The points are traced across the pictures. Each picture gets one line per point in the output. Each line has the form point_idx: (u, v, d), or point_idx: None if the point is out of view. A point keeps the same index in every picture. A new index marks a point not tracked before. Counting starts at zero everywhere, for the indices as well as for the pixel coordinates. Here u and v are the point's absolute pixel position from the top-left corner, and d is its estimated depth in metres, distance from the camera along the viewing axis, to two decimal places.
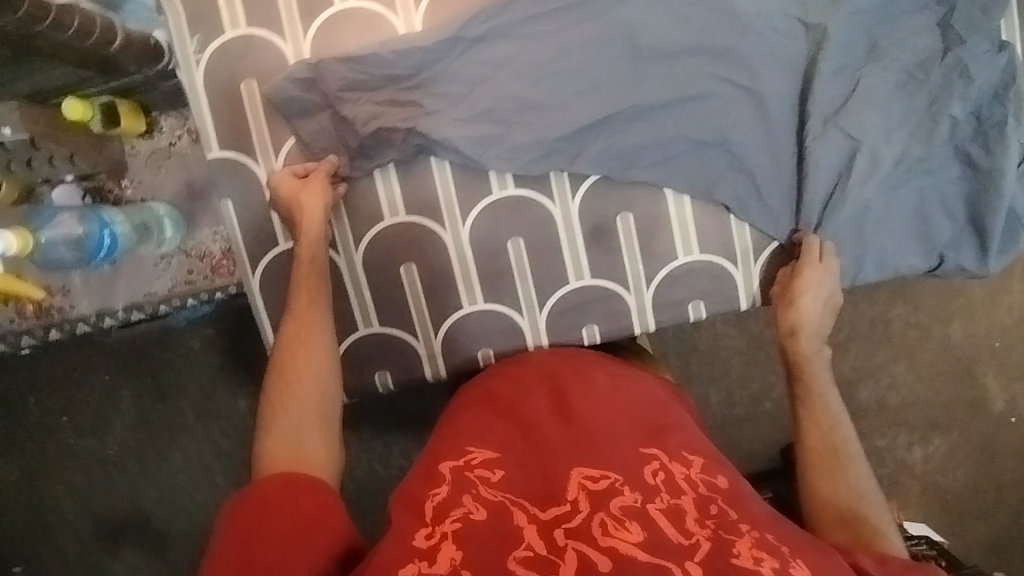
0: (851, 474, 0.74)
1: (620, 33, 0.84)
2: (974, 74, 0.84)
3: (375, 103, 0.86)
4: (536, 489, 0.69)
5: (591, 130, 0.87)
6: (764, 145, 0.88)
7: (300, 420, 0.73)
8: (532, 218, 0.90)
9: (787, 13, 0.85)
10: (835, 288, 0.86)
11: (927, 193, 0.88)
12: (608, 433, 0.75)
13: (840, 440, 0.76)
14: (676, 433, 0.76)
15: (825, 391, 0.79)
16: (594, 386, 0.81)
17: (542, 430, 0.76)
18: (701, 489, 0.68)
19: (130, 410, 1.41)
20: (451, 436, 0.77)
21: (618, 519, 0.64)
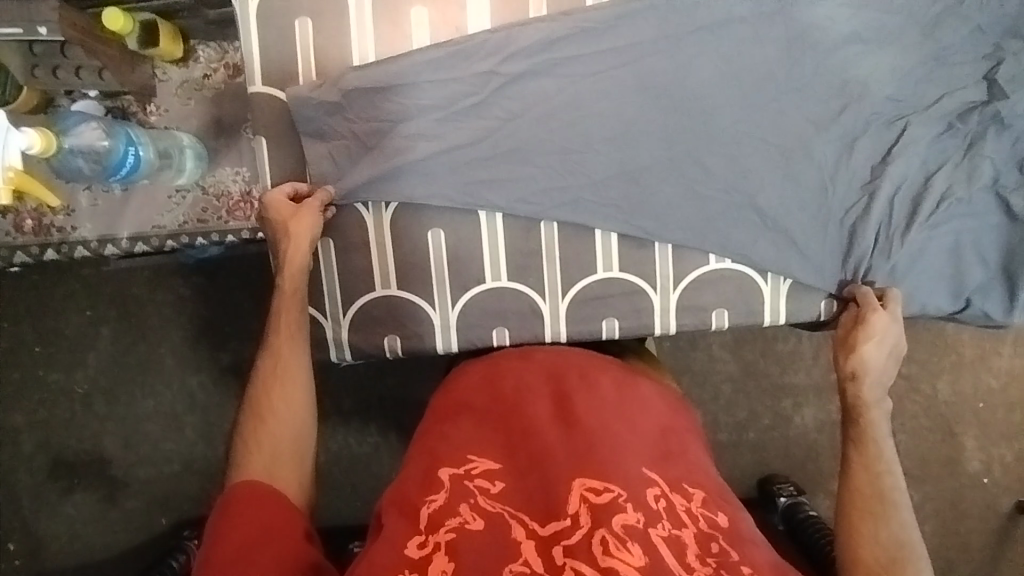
0: (894, 527, 0.70)
1: (684, 34, 0.84)
2: (1010, 126, 0.85)
3: (427, 61, 0.84)
4: (534, 500, 0.64)
5: (646, 128, 0.86)
6: (816, 167, 0.87)
7: (268, 457, 0.72)
8: (570, 199, 0.87)
9: (850, 40, 0.85)
10: (901, 336, 0.82)
11: (964, 237, 0.87)
12: (614, 443, 0.69)
13: (889, 488, 0.72)
14: (682, 458, 0.71)
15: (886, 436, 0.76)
16: (601, 394, 0.75)
17: (544, 431, 0.71)
18: (702, 524, 0.64)
19: (106, 346, 1.36)
20: (451, 437, 0.71)
21: (619, 538, 0.60)
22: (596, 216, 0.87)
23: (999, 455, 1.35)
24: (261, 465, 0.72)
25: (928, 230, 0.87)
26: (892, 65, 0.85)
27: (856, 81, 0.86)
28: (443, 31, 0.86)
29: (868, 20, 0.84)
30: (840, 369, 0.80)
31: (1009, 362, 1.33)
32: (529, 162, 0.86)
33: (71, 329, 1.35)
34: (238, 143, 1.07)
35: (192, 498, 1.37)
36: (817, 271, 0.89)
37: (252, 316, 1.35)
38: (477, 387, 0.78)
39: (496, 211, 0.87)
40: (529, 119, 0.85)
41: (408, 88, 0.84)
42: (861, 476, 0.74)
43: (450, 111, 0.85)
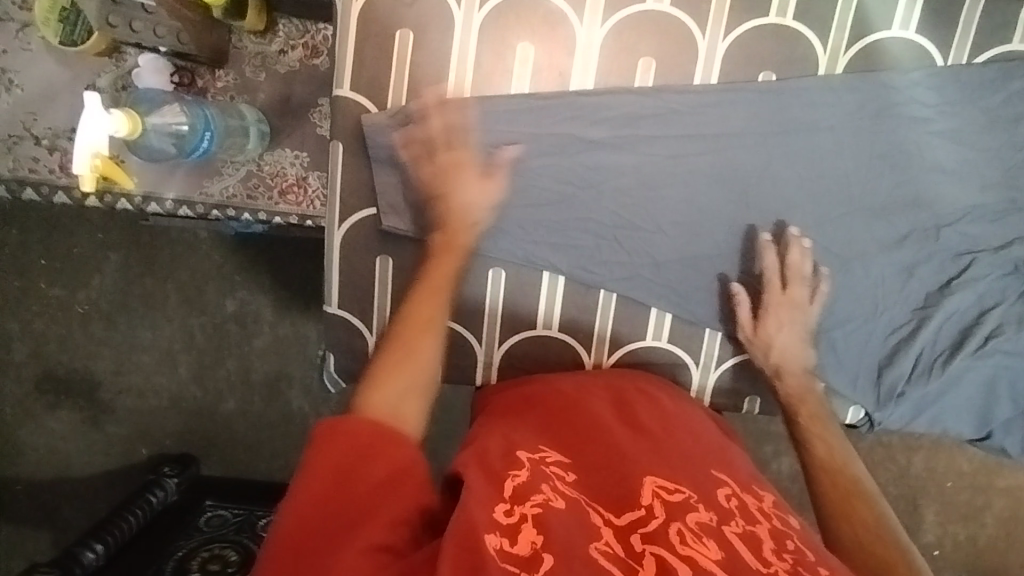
0: (878, 512, 0.66)
1: (772, 131, 0.85)
2: None
3: (515, 114, 0.84)
4: (609, 492, 0.60)
5: (719, 216, 0.87)
6: (876, 283, 0.89)
7: (402, 389, 0.61)
8: (632, 272, 0.88)
9: (941, 166, 0.86)
10: (813, 314, 0.84)
11: (1002, 373, 0.89)
12: (684, 453, 0.68)
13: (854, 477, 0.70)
14: (754, 481, 0.68)
15: (826, 422, 0.77)
16: (665, 410, 0.75)
17: (611, 432, 0.69)
18: (774, 522, 0.60)
19: (115, 273, 1.31)
20: (524, 429, 0.69)
21: (696, 531, 0.55)
22: (651, 294, 0.89)
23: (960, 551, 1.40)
24: (387, 396, 0.60)
25: (972, 362, 0.89)
26: (973, 200, 0.87)
27: (934, 209, 0.87)
28: (546, 80, 0.84)
29: (956, 152, 0.86)
30: (765, 365, 0.84)
31: None
32: (597, 231, 0.87)
33: (80, 248, 1.31)
34: (304, 127, 1.04)
35: (174, 435, 1.36)
36: (852, 380, 0.91)
37: (270, 274, 1.30)
38: (535, 396, 0.77)
39: (558, 274, 0.88)
40: (606, 185, 0.86)
41: (493, 138, 0.85)
42: (827, 475, 0.70)
43: (525, 166, 0.86)
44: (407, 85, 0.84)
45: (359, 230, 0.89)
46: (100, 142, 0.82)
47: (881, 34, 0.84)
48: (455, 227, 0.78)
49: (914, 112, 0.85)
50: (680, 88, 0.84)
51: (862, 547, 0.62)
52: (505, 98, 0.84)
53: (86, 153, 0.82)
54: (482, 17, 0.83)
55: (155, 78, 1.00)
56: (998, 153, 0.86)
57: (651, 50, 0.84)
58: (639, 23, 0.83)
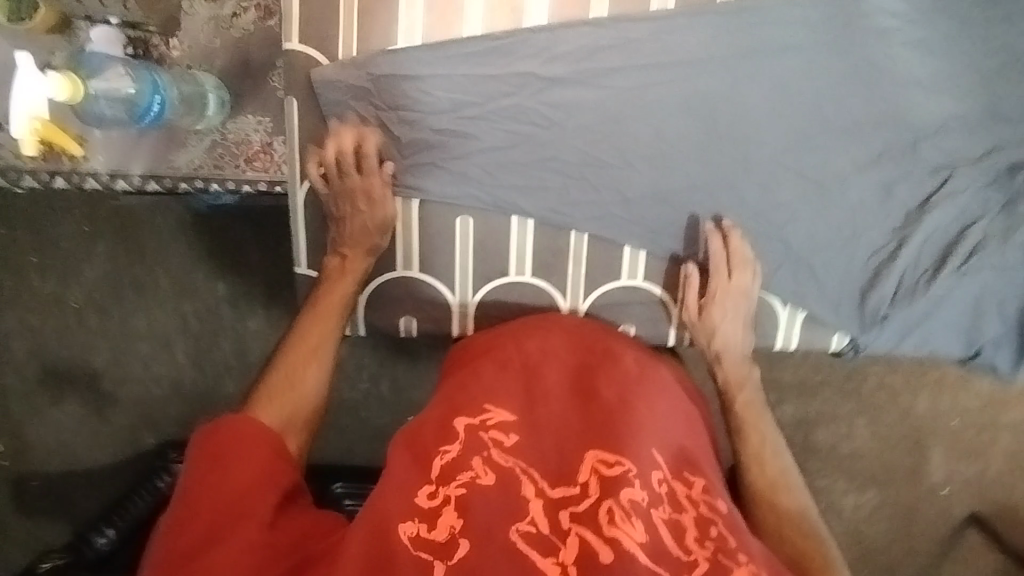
0: (798, 502, 0.76)
1: (736, 53, 0.82)
2: None
3: (469, 55, 0.82)
4: (546, 464, 0.64)
5: (688, 148, 0.85)
6: (854, 205, 0.86)
7: (285, 416, 0.71)
8: (603, 211, 0.87)
9: (912, 79, 0.83)
10: (750, 308, 0.86)
11: (990, 289, 0.87)
12: (635, 414, 0.68)
13: (779, 471, 0.78)
14: (700, 449, 0.71)
15: (758, 412, 0.83)
16: (623, 368, 0.73)
17: (557, 397, 0.70)
18: (702, 508, 0.63)
19: (99, 261, 1.30)
20: (474, 386, 0.70)
21: (626, 511, 0.60)
22: (625, 232, 0.87)
23: None
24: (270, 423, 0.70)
25: (957, 280, 0.87)
26: (948, 111, 0.84)
27: (908, 123, 0.84)
28: (501, 18, 0.82)
29: (927, 63, 0.83)
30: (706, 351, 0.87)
31: None
32: (564, 172, 0.86)
33: (68, 240, 1.29)
34: (263, 91, 1.02)
35: (177, 420, 1.33)
36: (834, 308, 0.90)
37: (253, 251, 1.29)
38: (499, 342, 0.76)
39: (527, 218, 0.87)
40: (571, 123, 0.84)
41: (450, 82, 0.83)
42: (759, 468, 0.78)
43: (484, 109, 0.84)
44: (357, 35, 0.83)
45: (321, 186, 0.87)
46: (40, 104, 0.91)
47: None
48: (347, 251, 0.84)
49: (882, 24, 0.82)
50: (638, 17, 0.82)
51: (780, 534, 0.73)
52: (457, 40, 0.82)
53: (25, 116, 0.92)
54: None
55: (109, 49, 0.98)
56: (971, 58, 0.83)
57: None
58: None
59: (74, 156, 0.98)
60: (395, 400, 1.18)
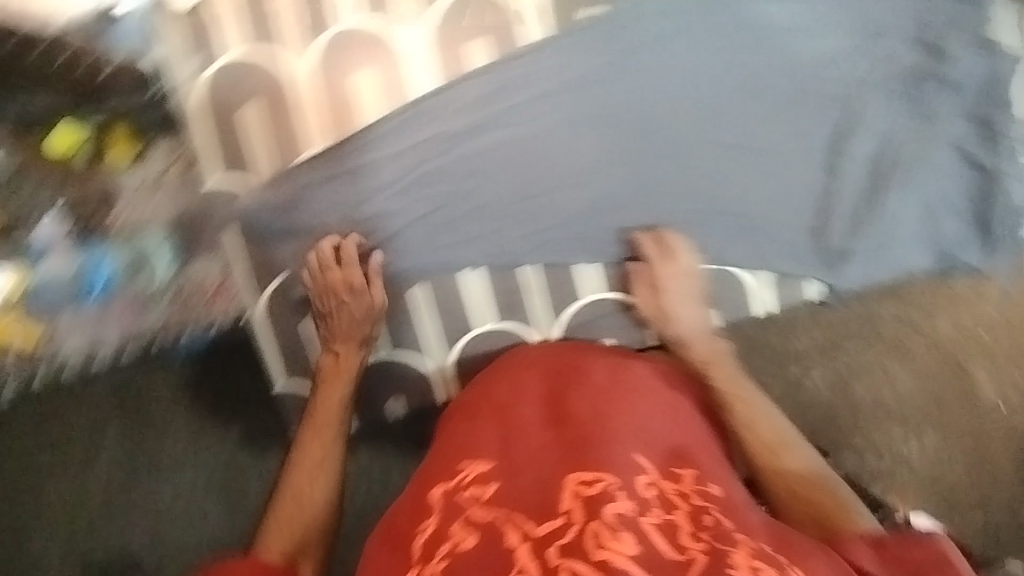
0: (803, 456, 0.76)
1: (620, 57, 0.85)
2: (960, 81, 0.87)
3: (374, 140, 0.86)
4: (528, 500, 0.63)
5: (608, 157, 0.87)
6: (781, 159, 0.88)
7: (296, 533, 0.75)
8: (544, 240, 0.89)
9: (792, 28, 0.85)
10: (700, 282, 0.87)
11: (937, 195, 0.89)
12: (606, 429, 0.69)
13: (775, 430, 0.77)
14: (685, 443, 0.71)
15: (739, 379, 0.81)
16: (594, 382, 0.75)
17: (533, 432, 0.71)
18: (694, 499, 0.64)
19: (46, 464, 1.10)
20: (450, 454, 0.72)
21: (612, 528, 0.59)
22: (574, 252, 0.89)
23: None
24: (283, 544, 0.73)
25: (902, 197, 0.88)
26: (836, 46, 0.86)
27: (802, 69, 0.86)
28: (392, 96, 0.86)
29: (801, 8, 0.85)
30: (669, 338, 0.86)
31: None
32: (499, 217, 0.88)
33: None
34: (207, 238, 0.98)
35: None
36: (798, 259, 0.91)
37: None
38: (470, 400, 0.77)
39: (478, 268, 0.90)
40: (491, 170, 0.87)
41: (368, 170, 0.87)
42: (750, 431, 0.77)
43: (405, 183, 0.87)
44: (267, 154, 0.88)
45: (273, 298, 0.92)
46: None
47: None
48: (340, 347, 0.87)
49: None
50: (515, 56, 0.85)
51: (795, 498, 0.72)
52: (364, 130, 0.86)
53: None
54: (308, 65, 0.86)
55: (54, 234, 0.97)
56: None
57: (482, 30, 0.85)
58: (459, 12, 0.85)
59: (36, 339, 1.01)
60: None
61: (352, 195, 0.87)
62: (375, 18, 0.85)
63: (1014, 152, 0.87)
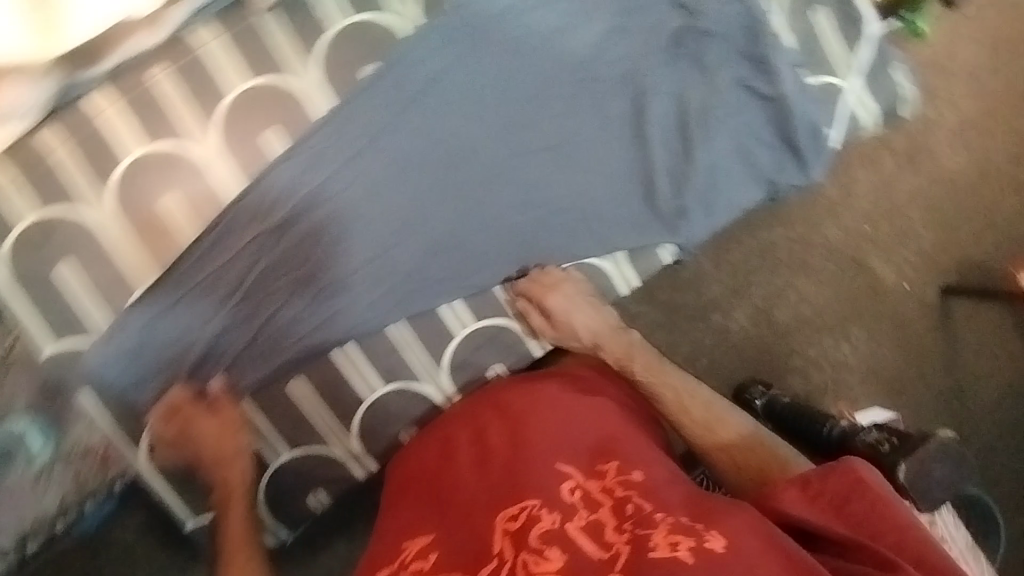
0: (737, 423, 0.80)
1: (408, 100, 0.88)
2: (713, 30, 0.91)
3: (200, 254, 0.85)
4: (466, 552, 0.68)
5: (430, 196, 0.89)
6: (589, 147, 0.92)
7: None
8: (399, 295, 0.90)
9: (553, 28, 0.89)
10: (582, 289, 0.92)
11: (741, 132, 0.95)
12: (527, 452, 0.74)
13: (706, 406, 0.82)
14: (604, 438, 0.75)
15: (660, 366, 0.86)
16: (509, 412, 0.79)
17: (464, 480, 0.75)
18: (616, 491, 0.68)
19: None
20: (395, 527, 0.76)
21: (539, 553, 0.64)
22: (435, 294, 0.91)
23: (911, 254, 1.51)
24: None
25: (710, 148, 0.93)
26: (600, 32, 0.90)
27: (575, 61, 0.90)
28: (204, 208, 0.85)
29: (556, 9, 0.89)
30: (583, 344, 0.91)
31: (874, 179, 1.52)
32: (350, 287, 0.89)
33: None
34: (74, 402, 0.87)
35: None
36: (642, 232, 0.94)
37: None
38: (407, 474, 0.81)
39: (346, 342, 0.90)
40: (325, 245, 0.88)
41: (205, 285, 0.86)
42: (685, 415, 0.82)
43: (246, 284, 0.87)
44: (96, 305, 0.84)
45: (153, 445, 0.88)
46: None
47: None
48: (222, 468, 0.86)
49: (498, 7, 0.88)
50: (309, 131, 0.86)
51: (738, 465, 0.78)
52: (186, 249, 0.85)
53: None
54: (109, 205, 0.83)
55: None
56: None
57: (271, 118, 0.85)
58: (241, 107, 0.85)
59: None
60: None
61: (198, 313, 0.86)
62: (162, 140, 0.83)
63: (790, 77, 0.94)
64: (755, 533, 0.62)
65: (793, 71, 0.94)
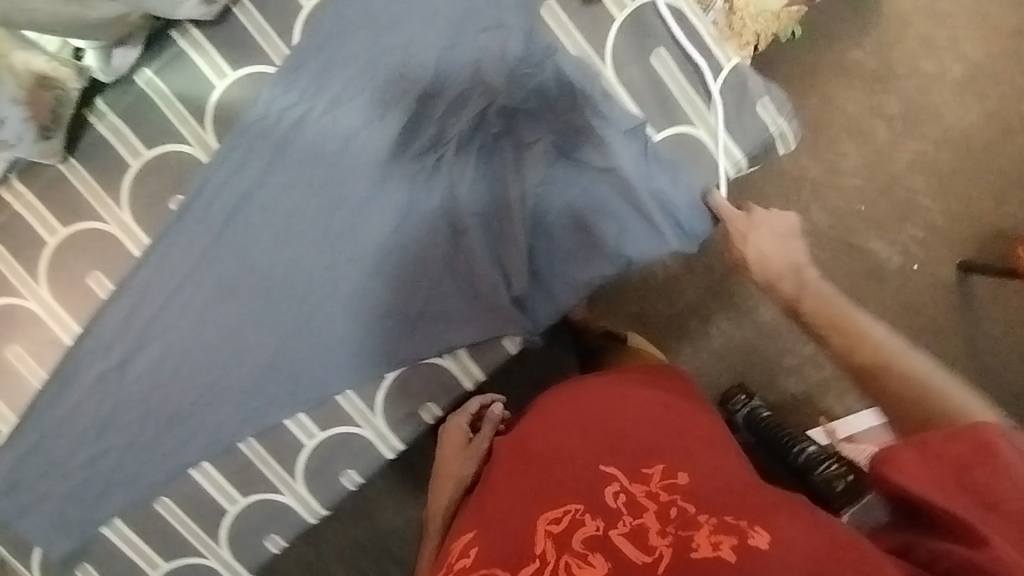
0: (907, 365, 0.68)
1: (218, 226, 0.86)
2: (519, 108, 0.82)
3: (53, 395, 0.88)
4: (507, 545, 0.64)
5: (257, 319, 0.89)
6: (408, 249, 0.87)
7: None
8: (243, 415, 0.91)
9: (351, 129, 0.83)
10: (788, 221, 0.86)
11: (575, 203, 0.85)
12: (570, 456, 0.72)
13: (875, 344, 0.71)
14: (649, 440, 0.71)
15: (829, 301, 0.78)
16: (551, 419, 0.78)
17: (506, 481, 0.73)
18: (662, 496, 0.65)
19: None
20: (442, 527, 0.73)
21: (582, 555, 0.61)
22: (276, 412, 0.91)
23: (910, 238, 1.34)
24: None
25: (542, 233, 0.86)
26: (399, 126, 0.83)
27: (376, 161, 0.84)
28: (47, 353, 0.87)
29: (352, 109, 0.83)
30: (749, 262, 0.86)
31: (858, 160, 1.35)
32: (194, 415, 0.90)
33: None
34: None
35: None
36: (477, 327, 0.90)
37: None
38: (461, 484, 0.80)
39: (201, 462, 0.93)
40: (167, 375, 0.89)
41: (61, 424, 0.89)
42: (863, 337, 0.73)
43: (100, 419, 0.89)
44: None
45: (45, 561, 0.95)
46: None
47: (210, 96, 0.83)
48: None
49: (291, 118, 0.83)
50: (132, 268, 0.86)
51: (913, 408, 0.66)
52: (39, 394, 0.88)
53: None
54: None
55: None
56: (375, 81, 0.82)
57: (92, 261, 0.86)
58: (63, 255, 0.85)
59: None
60: None
61: (59, 451, 0.90)
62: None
63: (621, 145, 0.83)
64: (810, 534, 0.58)
65: (623, 136, 0.83)
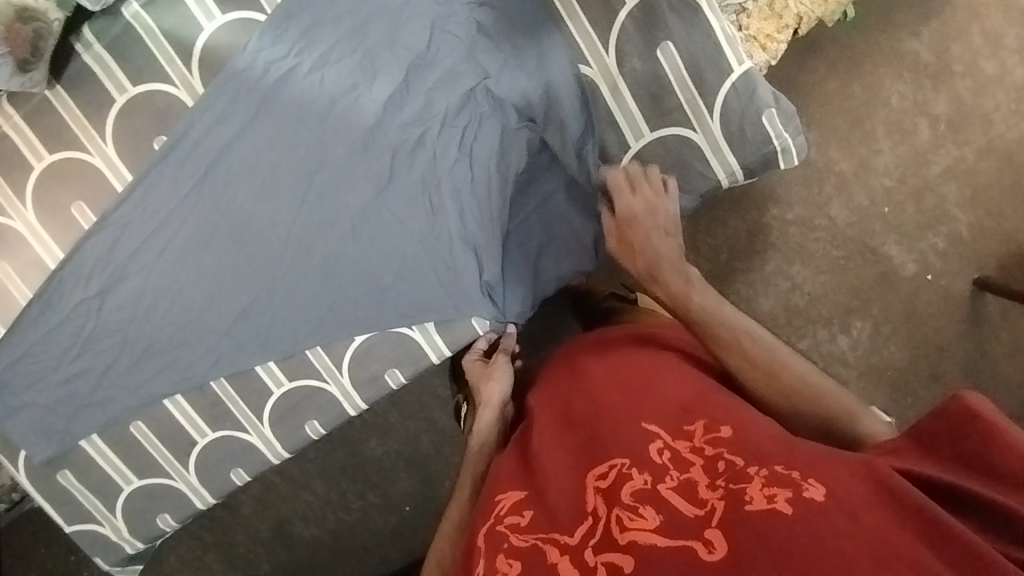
0: (794, 369, 0.72)
1: (198, 175, 0.86)
2: (503, 95, 0.87)
3: (35, 317, 0.90)
4: (562, 505, 0.64)
5: (235, 267, 0.90)
6: (389, 220, 0.88)
7: None
8: (215, 357, 0.94)
9: (341, 89, 0.84)
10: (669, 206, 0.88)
11: (552, 197, 0.96)
12: (610, 415, 0.71)
13: (748, 338, 0.75)
14: (692, 400, 0.70)
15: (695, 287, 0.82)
16: (586, 380, 0.79)
17: (549, 442, 0.73)
18: (707, 449, 0.63)
19: None
20: (493, 485, 0.72)
21: (632, 508, 0.60)
22: (246, 358, 0.94)
23: (931, 248, 1.25)
24: None
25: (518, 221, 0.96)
26: (387, 92, 0.84)
27: (362, 126, 0.85)
28: (31, 275, 0.88)
29: (341, 69, 0.83)
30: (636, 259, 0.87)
31: (893, 158, 1.26)
32: (168, 351, 0.93)
33: None
34: None
35: None
36: (445, 305, 0.91)
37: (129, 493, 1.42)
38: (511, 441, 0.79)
39: (173, 395, 0.96)
40: (148, 309, 0.91)
41: (42, 344, 0.91)
42: (724, 340, 0.76)
43: (80, 343, 0.92)
44: None
45: (24, 467, 0.99)
46: None
47: (198, 39, 0.81)
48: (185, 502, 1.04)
49: (278, 72, 0.83)
50: (116, 200, 0.86)
51: (798, 406, 0.70)
52: (21, 313, 0.89)
53: None
54: None
55: None
56: (365, 47, 0.83)
57: (77, 188, 0.85)
58: (48, 180, 0.85)
59: None
60: (286, 535, 1.33)
61: (42, 368, 0.93)
62: None
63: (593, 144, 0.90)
64: (867, 492, 0.56)
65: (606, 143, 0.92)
